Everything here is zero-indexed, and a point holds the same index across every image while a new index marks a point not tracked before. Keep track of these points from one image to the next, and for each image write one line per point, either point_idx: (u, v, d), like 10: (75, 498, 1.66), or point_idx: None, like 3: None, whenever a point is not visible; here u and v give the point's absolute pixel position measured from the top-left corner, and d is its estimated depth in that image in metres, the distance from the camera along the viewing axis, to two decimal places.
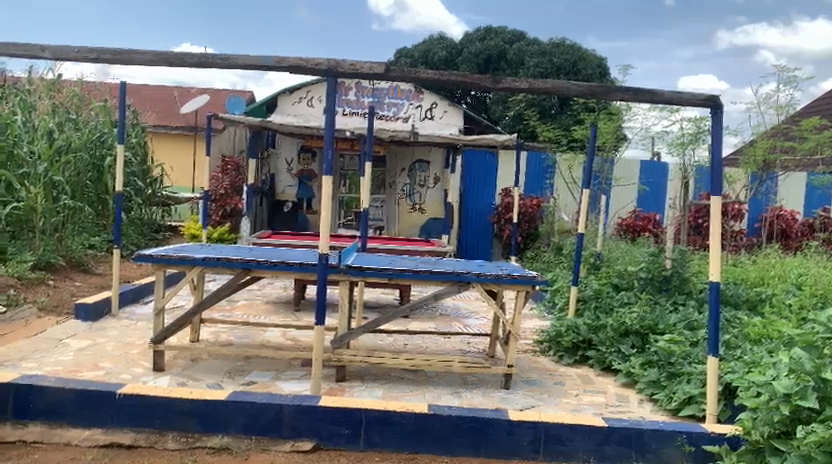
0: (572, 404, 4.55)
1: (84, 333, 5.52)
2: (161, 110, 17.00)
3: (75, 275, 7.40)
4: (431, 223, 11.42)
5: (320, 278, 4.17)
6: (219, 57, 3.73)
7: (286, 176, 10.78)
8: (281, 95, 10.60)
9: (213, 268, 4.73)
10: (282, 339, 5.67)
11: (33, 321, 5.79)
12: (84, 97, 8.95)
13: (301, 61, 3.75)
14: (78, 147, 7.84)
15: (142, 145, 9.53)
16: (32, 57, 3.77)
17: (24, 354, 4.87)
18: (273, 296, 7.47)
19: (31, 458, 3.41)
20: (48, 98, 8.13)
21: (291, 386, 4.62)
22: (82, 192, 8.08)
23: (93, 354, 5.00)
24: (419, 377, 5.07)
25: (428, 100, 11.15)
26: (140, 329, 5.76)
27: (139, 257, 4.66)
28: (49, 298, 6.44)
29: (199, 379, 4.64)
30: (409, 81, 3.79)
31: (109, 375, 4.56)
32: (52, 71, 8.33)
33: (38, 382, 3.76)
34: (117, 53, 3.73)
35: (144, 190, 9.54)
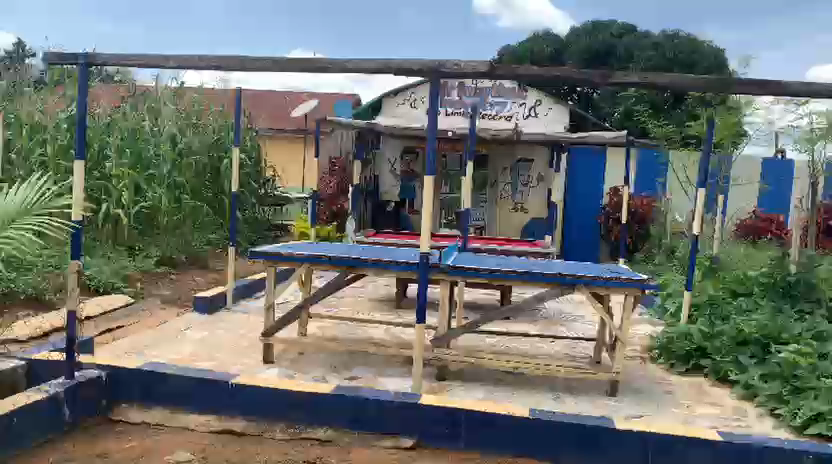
0: (684, 415, 4.32)
1: (202, 325, 5.89)
2: (273, 115, 17.84)
3: (195, 270, 7.90)
4: (533, 224, 11.21)
5: (421, 276, 4.19)
6: (327, 61, 3.85)
7: (389, 176, 10.93)
8: (386, 97, 10.84)
9: (320, 266, 4.89)
10: (385, 336, 5.78)
11: (158, 312, 6.25)
12: (205, 102, 9.46)
13: (405, 63, 3.80)
14: (197, 150, 8.47)
15: (256, 147, 10.04)
16: (158, 67, 4.03)
17: (150, 343, 5.25)
18: (377, 294, 7.63)
19: (155, 440, 3.68)
20: (172, 104, 8.75)
21: (393, 382, 4.69)
22: (201, 192, 8.63)
23: (210, 344, 5.33)
24: (520, 380, 4.99)
25: (533, 98, 10.96)
26: (252, 323, 6.07)
27: (252, 254, 4.90)
28: (173, 291, 6.93)
29: (305, 372, 4.81)
30: (514, 78, 3.73)
31: (225, 365, 4.84)
32: (176, 79, 8.92)
33: (161, 368, 4.05)
34: (232, 60, 3.94)
35: (257, 190, 10.09)
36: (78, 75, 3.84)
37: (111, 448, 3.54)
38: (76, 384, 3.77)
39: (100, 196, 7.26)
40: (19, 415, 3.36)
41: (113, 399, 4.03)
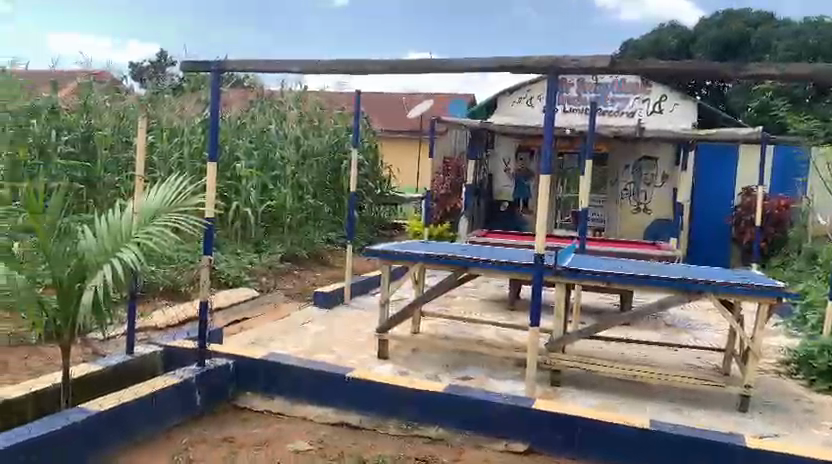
0: (827, 438, 3.94)
1: (321, 319, 6.11)
2: (390, 117, 18.21)
3: (315, 266, 8.22)
4: (657, 226, 10.65)
5: (535, 278, 4.09)
6: (443, 62, 3.86)
7: (504, 175, 10.82)
8: (501, 95, 10.70)
9: (434, 266, 4.91)
10: (498, 338, 5.72)
11: (280, 305, 6.56)
12: (327, 105, 9.81)
13: (522, 60, 3.73)
14: (319, 152, 8.77)
15: (373, 148, 10.29)
16: (283, 72, 4.20)
17: (272, 335, 5.51)
18: (490, 295, 7.56)
19: (276, 428, 3.85)
20: (296, 108, 9.13)
21: (505, 385, 4.63)
22: (321, 192, 8.96)
23: (328, 338, 5.51)
24: (640, 389, 4.76)
25: (657, 93, 10.44)
26: (368, 319, 6.21)
27: (368, 252, 5.01)
28: (294, 286, 7.24)
29: (418, 370, 4.86)
30: (638, 74, 3.55)
31: (341, 359, 4.99)
32: (300, 84, 9.30)
33: (282, 359, 4.23)
34: (351, 64, 4.04)
35: (374, 189, 10.36)
36: (212, 81, 4.09)
37: (236, 433, 3.75)
38: (206, 371, 4.03)
39: (231, 195, 7.77)
40: (157, 398, 3.64)
41: (239, 388, 4.26)
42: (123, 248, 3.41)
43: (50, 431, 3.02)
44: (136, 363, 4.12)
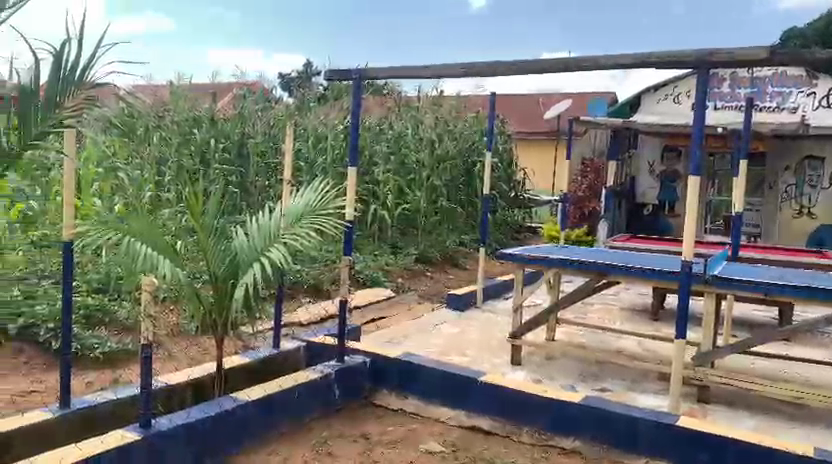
0: None
1: (454, 321, 6.14)
2: (526, 118, 17.96)
3: (449, 269, 8.28)
4: (824, 232, 9.64)
5: (682, 287, 3.83)
6: (583, 60, 3.71)
7: (648, 177, 10.26)
8: (646, 93, 10.20)
9: (570, 271, 4.76)
10: (639, 349, 5.44)
11: (414, 306, 6.67)
12: (462, 108, 9.84)
13: (670, 54, 3.51)
14: (454, 155, 8.84)
15: (508, 150, 10.19)
16: (420, 76, 4.20)
17: (406, 335, 5.61)
18: (630, 303, 7.22)
19: (410, 427, 3.91)
20: (432, 112, 9.25)
21: (646, 398, 4.39)
22: (455, 195, 9.02)
23: (461, 341, 5.52)
24: (802, 412, 4.32)
25: (825, 86, 9.45)
26: (501, 323, 6.15)
27: (502, 256, 4.95)
28: (428, 287, 7.34)
29: (553, 378, 4.73)
30: (802, 65, 3.22)
31: (474, 363, 4.97)
32: (436, 88, 9.40)
33: (416, 360, 4.29)
34: (488, 66, 4.01)
35: (508, 192, 10.29)
36: (353, 89, 4.22)
37: (372, 430, 3.85)
38: (345, 368, 4.17)
39: (369, 198, 8.16)
40: (299, 391, 3.82)
41: (375, 385, 4.37)
42: (272, 247, 3.60)
43: (205, 416, 3.27)
44: (281, 356, 4.36)
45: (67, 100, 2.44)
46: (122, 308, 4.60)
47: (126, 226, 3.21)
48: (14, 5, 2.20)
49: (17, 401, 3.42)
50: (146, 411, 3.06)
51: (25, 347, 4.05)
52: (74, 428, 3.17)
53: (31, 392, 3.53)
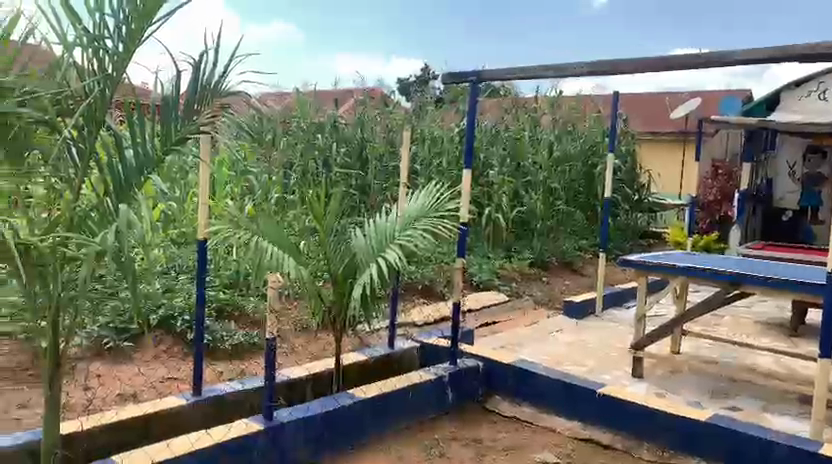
0: None
1: (571, 329, 5.95)
2: (652, 119, 17.12)
3: (566, 274, 8.04)
4: None
5: (828, 300, 3.47)
6: (716, 54, 3.47)
7: (786, 181, 9.15)
8: None
9: (697, 280, 4.47)
10: (776, 367, 5.00)
11: (529, 311, 6.54)
12: (583, 108, 9.53)
13: (818, 45, 3.19)
14: (573, 157, 8.59)
15: (631, 152, 9.76)
16: (538, 77, 4.10)
17: (521, 341, 5.51)
18: (766, 317, 6.67)
19: (523, 435, 3.83)
20: (551, 113, 9.04)
21: (785, 421, 4.02)
22: (574, 198, 8.76)
23: (578, 350, 5.34)
24: None
25: None
26: (621, 333, 5.89)
27: (622, 262, 4.74)
28: (544, 293, 7.17)
29: (678, 393, 4.45)
30: None
31: (592, 373, 4.79)
32: (555, 89, 9.18)
33: (531, 366, 4.19)
34: (610, 65, 3.84)
35: (631, 195, 9.86)
36: (470, 92, 4.20)
37: (484, 435, 3.80)
38: (458, 371, 4.15)
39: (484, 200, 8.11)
40: (413, 391, 3.85)
41: (489, 390, 4.31)
42: (387, 249, 3.66)
43: (323, 411, 3.38)
44: (395, 356, 4.42)
45: (204, 107, 2.63)
46: (250, 303, 4.85)
47: (254, 226, 3.38)
48: (158, 21, 2.39)
49: (156, 386, 3.68)
50: (269, 403, 3.20)
51: (163, 338, 4.24)
52: (205, 414, 3.38)
53: (169, 378, 3.80)
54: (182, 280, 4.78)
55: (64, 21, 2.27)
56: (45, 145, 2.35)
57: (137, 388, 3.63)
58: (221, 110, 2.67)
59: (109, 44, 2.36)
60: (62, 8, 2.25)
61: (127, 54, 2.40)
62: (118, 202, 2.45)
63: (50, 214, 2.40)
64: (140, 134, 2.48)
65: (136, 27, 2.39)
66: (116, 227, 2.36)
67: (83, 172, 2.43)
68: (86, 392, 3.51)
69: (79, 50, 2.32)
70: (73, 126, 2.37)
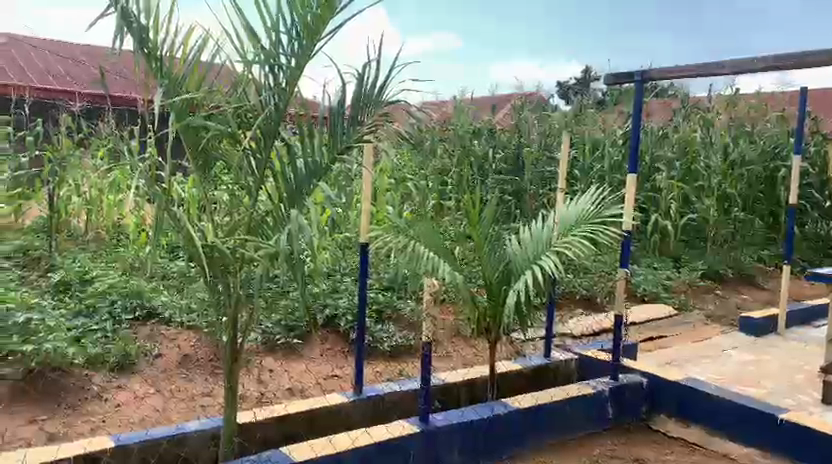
0: None
1: (749, 347, 5.42)
2: None
3: (743, 287, 7.34)
4: None
5: None
6: None
7: None
8: None
9: None
10: None
11: (699, 326, 6.06)
12: (764, 106, 8.67)
13: None
14: (752, 159, 7.84)
15: (823, 152, 8.72)
16: (710, 75, 3.75)
17: (690, 358, 5.11)
18: None
19: (692, 459, 3.54)
20: (726, 113, 8.32)
21: None
22: (752, 204, 8.01)
23: (757, 371, 4.85)
24: None
25: None
26: (810, 354, 5.26)
27: (812, 275, 4.23)
28: (716, 307, 6.61)
29: None
30: None
31: (774, 397, 4.32)
32: (731, 87, 8.45)
33: (701, 386, 3.87)
34: (799, 56, 3.42)
35: (822, 202, 8.82)
36: (635, 93, 3.97)
37: (648, 456, 3.57)
38: (620, 386, 3.92)
39: (649, 207, 7.66)
40: (571, 404, 3.70)
41: (653, 408, 4.04)
42: (543, 257, 3.55)
43: (477, 418, 3.36)
44: (552, 366, 4.29)
45: (366, 118, 2.73)
46: (408, 306, 4.96)
47: (412, 231, 3.45)
48: (326, 36, 2.52)
49: (321, 383, 3.88)
50: (425, 407, 3.24)
51: (329, 336, 4.46)
52: (364, 413, 3.50)
53: (333, 376, 3.99)
54: (345, 282, 4.99)
55: (246, 42, 2.46)
56: (228, 156, 2.57)
57: (304, 384, 3.84)
58: (381, 119, 2.75)
59: (282, 60, 2.52)
60: (244, 29, 2.44)
61: (298, 69, 2.55)
62: (290, 208, 2.60)
63: (232, 218, 2.60)
64: (309, 145, 2.62)
65: (307, 43, 2.54)
66: (288, 230, 2.53)
67: (261, 180, 2.61)
68: (261, 385, 3.76)
69: (257, 67, 2.50)
70: (251, 139, 2.55)
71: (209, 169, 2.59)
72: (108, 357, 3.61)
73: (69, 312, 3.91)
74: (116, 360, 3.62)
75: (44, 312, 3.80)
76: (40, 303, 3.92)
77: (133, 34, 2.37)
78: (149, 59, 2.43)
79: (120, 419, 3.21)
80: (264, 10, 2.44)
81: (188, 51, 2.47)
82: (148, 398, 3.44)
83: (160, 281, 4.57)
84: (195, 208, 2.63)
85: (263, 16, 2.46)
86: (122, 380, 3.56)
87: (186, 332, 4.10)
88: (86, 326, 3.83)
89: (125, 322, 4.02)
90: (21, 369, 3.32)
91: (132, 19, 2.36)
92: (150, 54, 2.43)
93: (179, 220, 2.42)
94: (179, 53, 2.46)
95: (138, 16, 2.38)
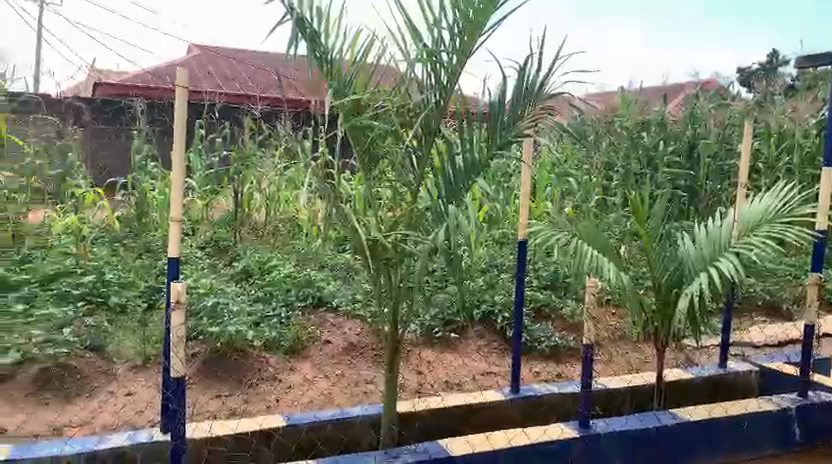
0: None
1: None
2: None
3: None
4: None
5: None
6: None
7: None
8: None
9: None
10: None
11: None
12: None
13: None
14: None
15: None
16: None
17: None
18: None
19: None
20: None
21: None
22: None
23: None
24: None
25: None
26: None
27: None
28: None
29: None
30: None
31: None
32: None
33: None
34: None
35: None
36: None
37: None
38: (810, 405, 3.50)
39: None
40: (751, 421, 3.37)
41: None
42: (721, 257, 3.26)
43: (643, 427, 3.18)
44: (728, 377, 3.94)
45: (526, 111, 2.68)
46: (567, 306, 4.81)
47: (573, 228, 3.32)
48: (488, 30, 2.49)
49: (478, 378, 3.90)
50: (585, 411, 3.12)
51: (486, 331, 4.45)
52: (521, 412, 3.45)
53: (490, 373, 3.99)
54: (503, 278, 4.95)
55: (409, 41, 2.52)
56: (391, 153, 2.63)
57: (461, 378, 3.87)
58: (543, 112, 2.69)
59: (445, 57, 2.56)
60: (408, 29, 2.49)
61: (459, 65, 2.57)
62: (449, 205, 2.62)
63: (395, 213, 2.68)
64: (469, 141, 2.63)
65: (469, 39, 2.55)
66: (447, 226, 2.53)
67: (422, 176, 2.65)
68: (419, 376, 3.84)
69: (420, 65, 2.55)
70: (413, 137, 2.61)
71: (372, 166, 2.68)
72: (281, 341, 3.87)
73: (249, 299, 4.25)
74: (289, 344, 3.88)
75: (229, 297, 4.18)
76: (225, 289, 4.30)
77: (307, 40, 2.51)
78: (320, 63, 2.56)
79: (291, 400, 3.45)
80: (427, 9, 2.48)
81: (356, 52, 2.57)
82: (316, 382, 3.66)
83: (328, 272, 4.83)
84: (361, 204, 2.74)
85: (426, 14, 2.50)
86: (293, 363, 3.81)
87: (351, 321, 4.31)
88: (263, 311, 4.13)
89: (297, 309, 4.29)
90: (209, 348, 3.67)
91: (306, 25, 2.50)
92: (321, 57, 2.55)
93: (346, 215, 2.53)
94: (347, 56, 2.57)
95: (311, 22, 2.51)
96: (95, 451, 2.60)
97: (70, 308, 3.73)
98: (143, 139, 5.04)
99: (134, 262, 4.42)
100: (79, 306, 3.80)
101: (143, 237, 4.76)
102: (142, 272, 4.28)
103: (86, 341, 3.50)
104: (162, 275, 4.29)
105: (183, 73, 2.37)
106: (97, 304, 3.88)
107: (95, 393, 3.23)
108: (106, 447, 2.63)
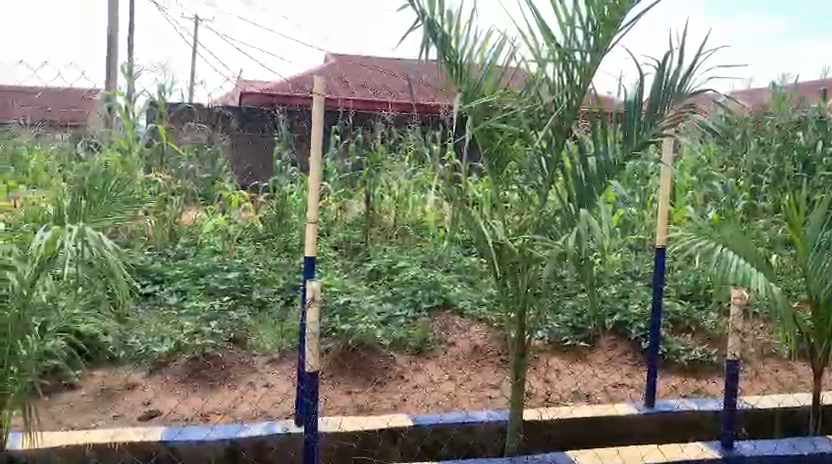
0: None
1: None
2: None
3: None
4: None
5: None
6: None
7: None
8: None
9: None
10: None
11: None
12: None
13: None
14: None
15: None
16: None
17: None
18: None
19: None
20: None
21: None
22: None
23: None
24: None
25: None
26: None
27: None
28: None
29: None
30: None
31: None
32: None
33: None
34: None
35: None
36: None
37: None
38: None
39: None
40: None
41: None
42: None
43: (796, 453, 2.91)
44: None
45: (666, 109, 2.53)
46: (709, 318, 4.49)
47: (718, 234, 3.09)
48: (624, 27, 2.41)
49: (609, 391, 3.72)
50: (728, 431, 2.90)
51: (618, 341, 4.25)
52: (656, 429, 3.26)
53: (622, 385, 3.81)
54: (638, 286, 4.71)
55: (541, 41, 2.46)
56: (520, 155, 2.59)
57: (591, 389, 3.73)
58: (685, 110, 2.54)
59: (578, 55, 2.48)
60: (539, 29, 2.44)
61: (593, 64, 2.48)
62: (580, 209, 2.53)
63: (523, 216, 2.63)
64: (602, 142, 2.52)
65: (604, 36, 2.45)
66: (577, 230, 2.44)
67: (551, 179, 2.58)
68: (546, 384, 3.74)
69: (551, 65, 2.48)
70: (543, 139, 2.54)
71: (501, 168, 2.63)
72: (409, 341, 3.93)
73: (378, 298, 4.36)
74: (416, 344, 3.93)
75: (360, 296, 4.31)
76: (356, 288, 4.44)
77: (437, 44, 2.52)
78: (450, 66, 2.56)
79: (417, 400, 3.48)
80: (560, 7, 2.41)
81: (486, 55, 2.55)
82: (442, 384, 3.67)
83: (454, 275, 4.85)
84: (487, 206, 2.71)
85: (559, 12, 2.43)
86: (420, 364, 3.85)
87: (477, 324, 4.29)
88: (391, 311, 4.22)
89: (424, 310, 4.34)
90: (340, 345, 3.79)
91: (436, 29, 2.51)
92: (451, 61, 2.55)
93: (473, 218, 2.51)
94: (477, 58, 2.56)
95: (441, 25, 2.52)
96: (237, 439, 2.78)
97: (217, 303, 4.01)
98: (284, 145, 5.33)
99: (273, 260, 4.67)
100: (225, 300, 4.06)
101: (282, 237, 5.02)
102: (281, 270, 4.52)
103: (230, 333, 3.73)
104: (298, 274, 4.51)
105: (320, 81, 2.46)
106: (240, 299, 4.14)
107: (236, 382, 3.43)
108: (247, 436, 2.79)
